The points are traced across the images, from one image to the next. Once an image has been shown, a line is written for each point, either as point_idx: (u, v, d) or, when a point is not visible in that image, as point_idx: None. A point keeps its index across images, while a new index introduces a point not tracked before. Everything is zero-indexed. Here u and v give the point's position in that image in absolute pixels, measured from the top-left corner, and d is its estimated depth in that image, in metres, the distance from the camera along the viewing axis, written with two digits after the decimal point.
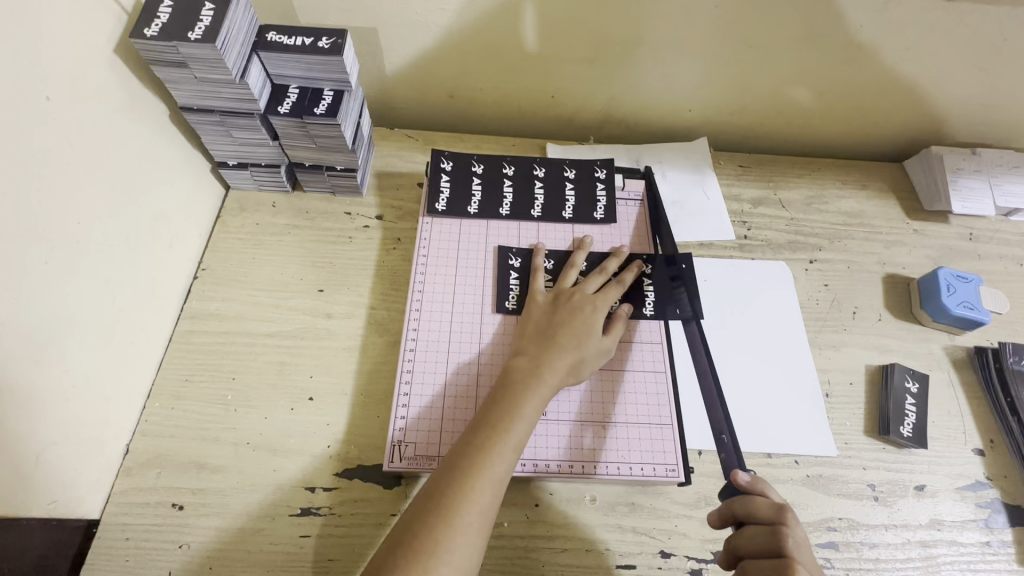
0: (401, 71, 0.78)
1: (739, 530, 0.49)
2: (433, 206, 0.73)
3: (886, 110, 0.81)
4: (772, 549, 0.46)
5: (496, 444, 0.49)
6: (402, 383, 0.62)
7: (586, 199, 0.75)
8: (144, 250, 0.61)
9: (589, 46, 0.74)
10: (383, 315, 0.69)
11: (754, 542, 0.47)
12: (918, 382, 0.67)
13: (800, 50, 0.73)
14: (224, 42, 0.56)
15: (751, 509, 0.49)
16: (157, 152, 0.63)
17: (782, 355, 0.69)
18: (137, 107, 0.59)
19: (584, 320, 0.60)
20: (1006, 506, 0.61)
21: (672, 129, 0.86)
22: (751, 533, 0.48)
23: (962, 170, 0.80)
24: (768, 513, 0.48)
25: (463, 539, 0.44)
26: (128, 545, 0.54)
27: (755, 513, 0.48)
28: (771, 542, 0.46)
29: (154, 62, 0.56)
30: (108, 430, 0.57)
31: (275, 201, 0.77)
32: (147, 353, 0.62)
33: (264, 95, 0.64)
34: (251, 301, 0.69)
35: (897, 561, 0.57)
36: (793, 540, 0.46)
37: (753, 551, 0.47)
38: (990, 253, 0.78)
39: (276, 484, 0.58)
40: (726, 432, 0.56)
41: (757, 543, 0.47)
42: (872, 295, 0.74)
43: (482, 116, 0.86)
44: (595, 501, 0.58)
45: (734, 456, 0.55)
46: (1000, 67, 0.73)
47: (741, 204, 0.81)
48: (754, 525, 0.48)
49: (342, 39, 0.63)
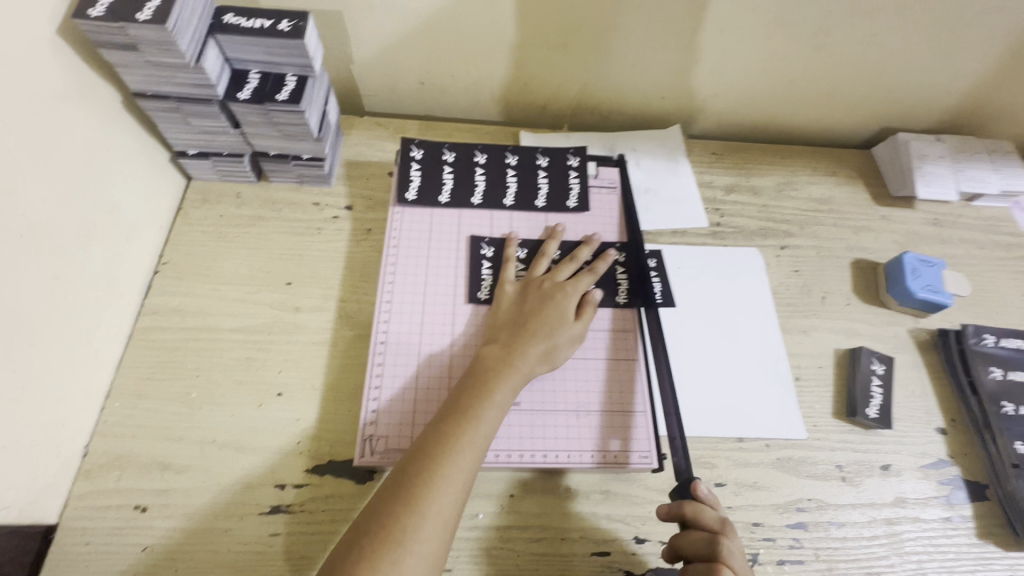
0: (369, 57, 0.76)
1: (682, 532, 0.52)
2: (404, 195, 0.72)
3: (855, 97, 0.81)
4: (711, 554, 0.49)
5: (466, 433, 0.49)
6: (372, 377, 0.60)
7: (559, 187, 0.74)
8: (99, 243, 0.58)
9: (561, 31, 0.73)
10: (353, 307, 0.68)
11: (696, 547, 0.50)
12: (884, 364, 0.69)
13: (771, 37, 0.73)
14: (176, 24, 0.53)
15: (698, 516, 0.51)
16: (110, 141, 0.60)
17: (753, 340, 0.70)
18: (86, 93, 0.56)
19: (556, 307, 0.60)
20: (966, 482, 0.63)
21: (646, 117, 0.86)
22: (694, 538, 0.50)
23: (927, 156, 0.81)
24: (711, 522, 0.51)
25: (432, 527, 0.44)
26: (88, 550, 0.52)
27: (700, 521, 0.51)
28: (711, 550, 0.49)
29: (101, 45, 0.54)
30: (65, 431, 0.55)
31: (240, 191, 0.74)
32: (105, 351, 0.60)
33: (222, 80, 0.61)
34: (216, 295, 0.67)
35: (864, 539, 0.59)
36: (729, 550, 0.49)
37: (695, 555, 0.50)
38: (953, 237, 0.80)
39: (244, 482, 0.56)
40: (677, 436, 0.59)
41: (699, 548, 0.50)
42: (841, 279, 0.76)
43: (454, 103, 0.84)
44: (570, 489, 0.58)
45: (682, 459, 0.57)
46: (963, 54, 0.74)
47: (714, 192, 0.81)
48: (697, 531, 0.51)
49: (303, 22, 0.60)
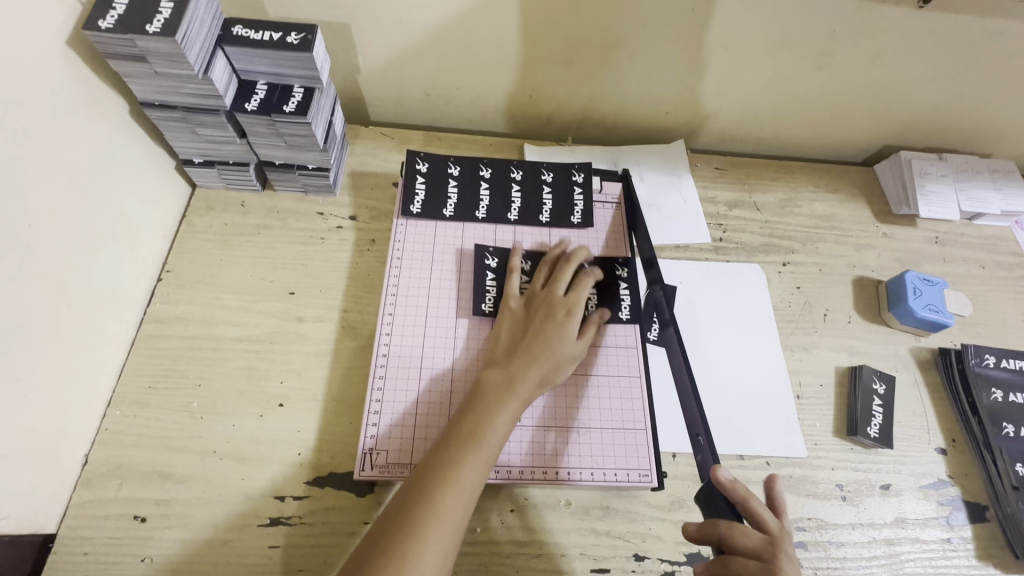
0: (376, 68, 0.76)
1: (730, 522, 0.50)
2: (408, 207, 0.72)
3: (858, 115, 0.82)
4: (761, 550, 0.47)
5: (468, 459, 0.49)
6: (374, 390, 0.60)
7: (563, 202, 0.74)
8: (104, 252, 0.59)
9: (567, 47, 0.73)
10: (356, 318, 0.68)
11: (746, 542, 0.48)
12: (885, 382, 0.69)
13: (775, 55, 0.73)
14: (185, 36, 0.54)
15: (753, 511, 0.49)
16: (117, 150, 0.60)
17: (755, 355, 0.70)
18: (94, 103, 0.57)
19: (559, 329, 0.60)
20: (967, 502, 0.63)
21: (650, 131, 0.86)
22: (743, 533, 0.48)
23: (929, 174, 0.82)
24: (767, 524, 0.49)
25: (434, 555, 0.44)
26: (87, 560, 0.52)
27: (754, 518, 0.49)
28: (764, 550, 0.47)
29: (110, 55, 0.54)
30: (66, 440, 0.55)
31: (244, 200, 0.74)
32: (107, 360, 0.60)
33: (230, 91, 0.62)
34: (219, 304, 0.67)
35: (863, 559, 0.59)
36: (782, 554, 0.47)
37: (743, 551, 0.48)
38: (955, 256, 0.80)
39: (244, 493, 0.56)
40: (702, 434, 0.56)
41: (750, 544, 0.48)
42: (843, 296, 0.76)
43: (459, 114, 0.84)
44: (570, 505, 0.58)
45: (709, 455, 0.55)
46: (966, 75, 0.75)
47: (717, 207, 0.82)
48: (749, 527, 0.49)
49: (312, 35, 0.61)
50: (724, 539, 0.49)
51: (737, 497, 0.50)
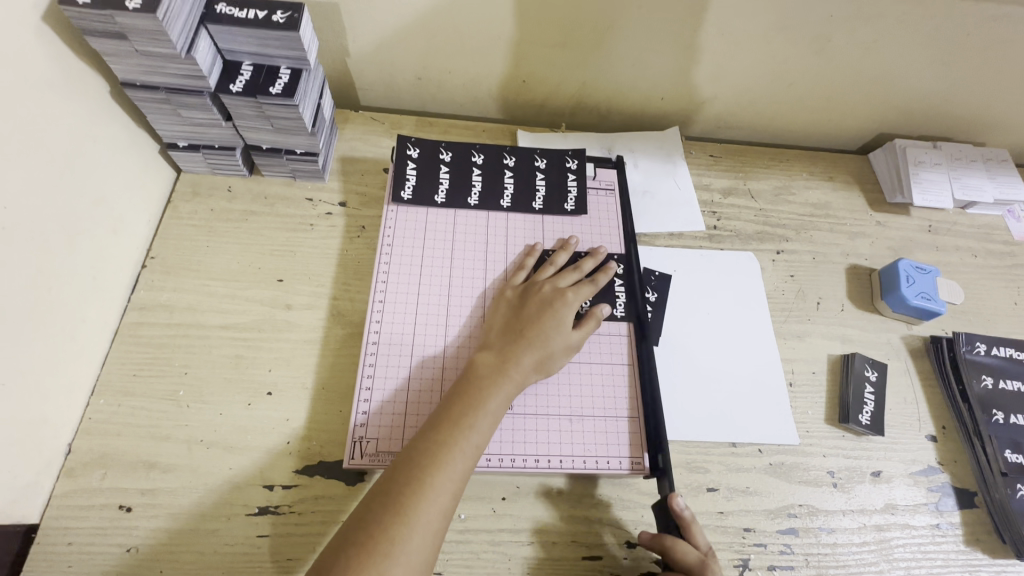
0: (365, 51, 0.74)
1: (674, 536, 0.53)
2: (398, 194, 0.71)
3: (853, 103, 0.81)
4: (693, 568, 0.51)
5: (457, 443, 0.48)
6: (364, 378, 0.60)
7: (557, 189, 0.74)
8: (83, 235, 0.57)
9: (561, 29, 0.72)
10: (346, 306, 0.67)
11: (684, 558, 0.51)
12: (876, 370, 0.69)
13: (772, 40, 0.72)
14: (167, 13, 0.52)
15: (693, 532, 0.53)
16: (98, 132, 0.58)
17: (748, 342, 0.70)
18: (73, 82, 0.55)
19: (553, 316, 0.59)
20: (956, 489, 0.63)
21: (644, 118, 0.85)
22: (683, 551, 0.51)
23: (923, 162, 0.81)
24: (701, 544, 0.52)
25: (420, 539, 0.43)
26: (71, 550, 0.51)
27: (692, 538, 0.53)
28: (698, 567, 0.50)
29: (89, 32, 0.52)
30: (48, 429, 0.54)
31: (231, 185, 0.73)
32: (89, 347, 0.58)
33: (214, 71, 0.60)
34: (205, 292, 0.65)
35: (853, 546, 0.59)
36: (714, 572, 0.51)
37: (680, 565, 0.51)
38: (947, 244, 0.81)
39: (232, 482, 0.56)
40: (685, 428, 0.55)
41: (687, 561, 0.51)
42: (836, 284, 0.76)
43: (451, 99, 0.83)
44: (562, 493, 0.58)
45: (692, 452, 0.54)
46: (962, 62, 0.74)
47: (712, 194, 0.81)
48: (688, 544, 0.52)
49: (298, 14, 0.59)
50: (666, 552, 0.52)
51: (682, 518, 0.53)
